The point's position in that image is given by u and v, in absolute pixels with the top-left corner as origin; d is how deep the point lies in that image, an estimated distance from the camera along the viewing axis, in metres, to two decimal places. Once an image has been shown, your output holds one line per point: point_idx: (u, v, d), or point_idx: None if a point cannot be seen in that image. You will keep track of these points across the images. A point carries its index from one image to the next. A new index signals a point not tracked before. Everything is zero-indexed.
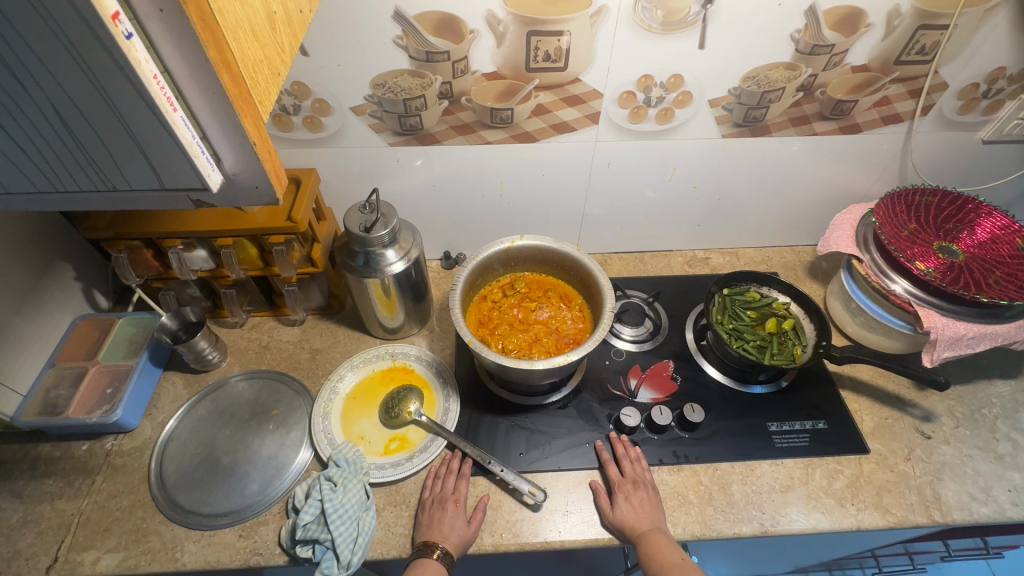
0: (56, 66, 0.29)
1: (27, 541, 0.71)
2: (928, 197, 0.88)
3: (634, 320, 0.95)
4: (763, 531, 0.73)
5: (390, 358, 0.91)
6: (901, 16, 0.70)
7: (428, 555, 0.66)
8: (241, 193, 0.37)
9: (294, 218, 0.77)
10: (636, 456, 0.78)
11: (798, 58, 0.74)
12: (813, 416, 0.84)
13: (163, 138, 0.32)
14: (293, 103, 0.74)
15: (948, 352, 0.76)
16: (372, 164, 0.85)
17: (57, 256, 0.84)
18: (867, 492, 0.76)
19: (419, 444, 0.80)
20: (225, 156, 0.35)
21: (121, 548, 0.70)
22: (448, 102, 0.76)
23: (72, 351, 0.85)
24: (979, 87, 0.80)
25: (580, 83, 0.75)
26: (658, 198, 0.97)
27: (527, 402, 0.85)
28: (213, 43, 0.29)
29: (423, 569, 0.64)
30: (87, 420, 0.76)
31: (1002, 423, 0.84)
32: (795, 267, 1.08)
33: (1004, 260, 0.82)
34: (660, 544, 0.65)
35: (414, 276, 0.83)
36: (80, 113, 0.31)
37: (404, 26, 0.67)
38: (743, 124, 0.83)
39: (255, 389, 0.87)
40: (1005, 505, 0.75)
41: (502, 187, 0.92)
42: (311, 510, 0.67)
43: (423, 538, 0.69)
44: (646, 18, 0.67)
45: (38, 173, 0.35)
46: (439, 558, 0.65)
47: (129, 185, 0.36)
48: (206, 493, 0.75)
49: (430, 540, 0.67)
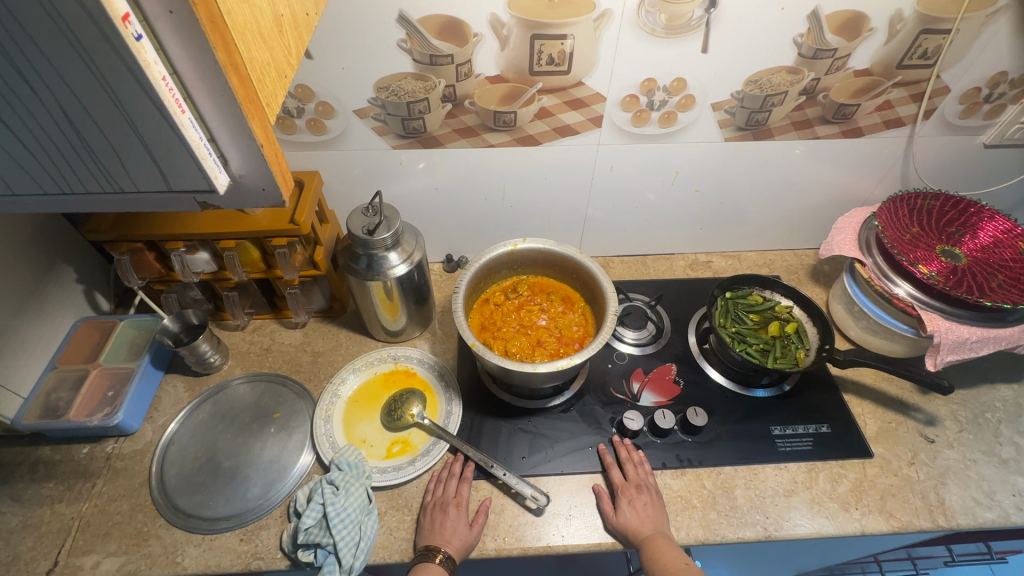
0: (65, 67, 0.29)
1: (27, 545, 0.71)
2: (931, 201, 0.89)
3: (637, 322, 0.95)
4: (767, 535, 0.72)
5: (392, 361, 0.90)
6: (904, 20, 0.70)
7: (430, 559, 0.65)
8: (248, 195, 0.37)
9: (298, 221, 0.77)
10: (639, 460, 0.77)
11: (801, 62, 0.74)
12: (816, 420, 0.84)
13: (171, 140, 0.32)
14: (296, 106, 0.74)
15: (952, 356, 0.76)
16: (375, 167, 0.85)
17: (58, 258, 0.84)
18: (871, 496, 0.76)
19: (421, 448, 0.80)
20: (232, 158, 0.35)
21: (122, 552, 0.70)
22: (451, 105, 0.76)
23: (73, 354, 0.84)
24: (981, 92, 0.81)
25: (583, 87, 0.75)
26: (660, 202, 0.97)
27: (529, 405, 0.85)
28: (222, 45, 0.29)
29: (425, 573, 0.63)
30: (87, 423, 0.76)
31: (1005, 428, 0.84)
32: (797, 270, 1.08)
33: (1008, 264, 0.82)
34: (663, 548, 0.65)
35: (416, 279, 0.82)
36: (88, 115, 0.31)
37: (408, 29, 0.67)
38: (746, 128, 0.83)
39: (256, 392, 0.87)
40: (1010, 509, 0.75)
41: (505, 190, 0.92)
42: (313, 514, 0.67)
43: (425, 542, 0.68)
44: (650, 21, 0.67)
45: (45, 175, 0.35)
46: (441, 562, 0.65)
47: (135, 187, 0.36)
48: (207, 497, 0.75)
49: (432, 544, 0.67)
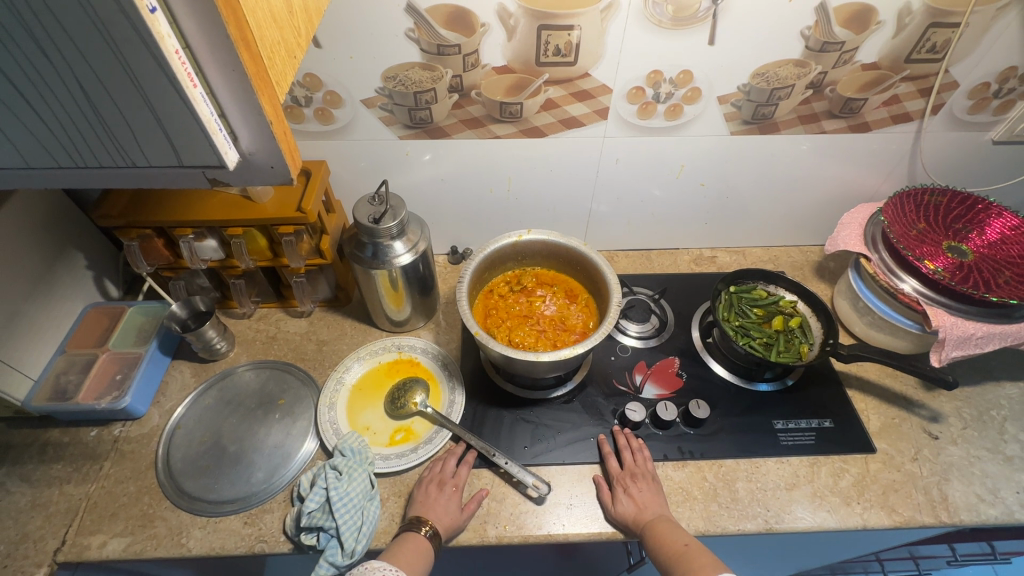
0: (81, 39, 0.29)
1: (35, 524, 0.72)
2: (938, 197, 0.88)
3: (640, 316, 0.95)
4: (768, 528, 0.72)
5: (396, 350, 0.91)
6: (912, 14, 0.70)
7: (417, 531, 0.66)
8: (257, 172, 0.38)
9: (305, 208, 0.78)
10: (636, 448, 0.78)
11: (808, 55, 0.74)
12: (819, 414, 0.84)
13: (183, 115, 0.33)
14: (304, 95, 0.75)
15: (957, 352, 0.76)
16: (382, 158, 0.86)
17: (69, 244, 0.85)
18: (873, 491, 0.76)
19: (424, 436, 0.80)
20: (243, 135, 0.36)
21: (127, 533, 0.71)
22: (458, 96, 0.77)
23: (82, 338, 0.86)
24: (990, 87, 0.80)
25: (589, 79, 0.75)
26: (665, 196, 0.98)
27: (530, 396, 0.85)
28: (234, 21, 0.30)
29: (410, 543, 0.64)
30: (96, 406, 0.77)
31: (1010, 425, 0.83)
32: (802, 267, 1.08)
33: (1015, 261, 0.81)
34: (664, 533, 0.65)
35: (421, 269, 0.83)
36: (103, 89, 0.32)
37: (416, 18, 0.67)
38: (752, 122, 0.83)
39: (262, 378, 0.88)
40: (1013, 506, 0.74)
41: (510, 182, 0.92)
42: (316, 498, 0.67)
43: (415, 513, 0.69)
44: (657, 13, 0.68)
45: (59, 148, 0.36)
46: (427, 536, 0.65)
47: (148, 162, 0.37)
48: (212, 480, 0.76)
49: (422, 516, 0.68)
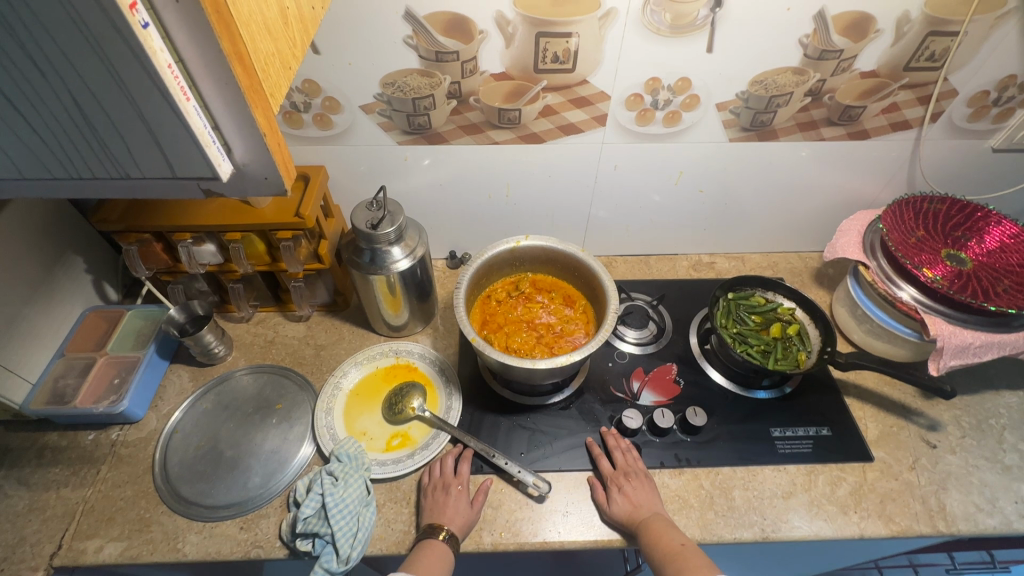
0: (73, 53, 0.29)
1: (32, 528, 0.72)
2: (936, 205, 0.88)
3: (638, 323, 0.95)
4: (765, 536, 0.72)
5: (394, 355, 0.91)
6: (912, 22, 0.70)
7: (434, 537, 0.66)
8: (251, 183, 0.38)
9: (303, 214, 0.78)
10: (627, 447, 0.78)
11: (806, 63, 0.74)
12: (817, 422, 0.84)
13: (176, 128, 0.33)
14: (303, 101, 0.75)
15: (955, 361, 0.76)
16: (380, 164, 0.86)
17: (69, 248, 0.86)
18: (871, 500, 0.76)
19: (420, 442, 0.80)
20: (236, 146, 0.36)
21: (124, 537, 0.71)
22: (456, 102, 0.77)
23: (81, 342, 0.86)
24: (990, 95, 0.80)
25: (587, 85, 0.76)
26: (664, 202, 0.98)
27: (527, 402, 0.85)
28: (227, 35, 0.30)
29: (430, 551, 0.64)
30: (93, 410, 0.77)
31: (1010, 434, 0.83)
32: (801, 273, 1.08)
33: (1014, 269, 0.81)
34: (659, 530, 0.65)
35: (419, 274, 0.83)
36: (96, 101, 0.32)
37: (415, 25, 0.67)
38: (750, 129, 0.83)
39: (259, 383, 0.88)
40: (1012, 516, 0.74)
41: (509, 188, 0.92)
42: (311, 504, 0.67)
43: (427, 519, 0.69)
44: (655, 20, 0.68)
45: (53, 159, 0.36)
46: (445, 541, 0.66)
47: (141, 173, 0.37)
48: (209, 485, 0.76)
49: (435, 521, 0.68)
